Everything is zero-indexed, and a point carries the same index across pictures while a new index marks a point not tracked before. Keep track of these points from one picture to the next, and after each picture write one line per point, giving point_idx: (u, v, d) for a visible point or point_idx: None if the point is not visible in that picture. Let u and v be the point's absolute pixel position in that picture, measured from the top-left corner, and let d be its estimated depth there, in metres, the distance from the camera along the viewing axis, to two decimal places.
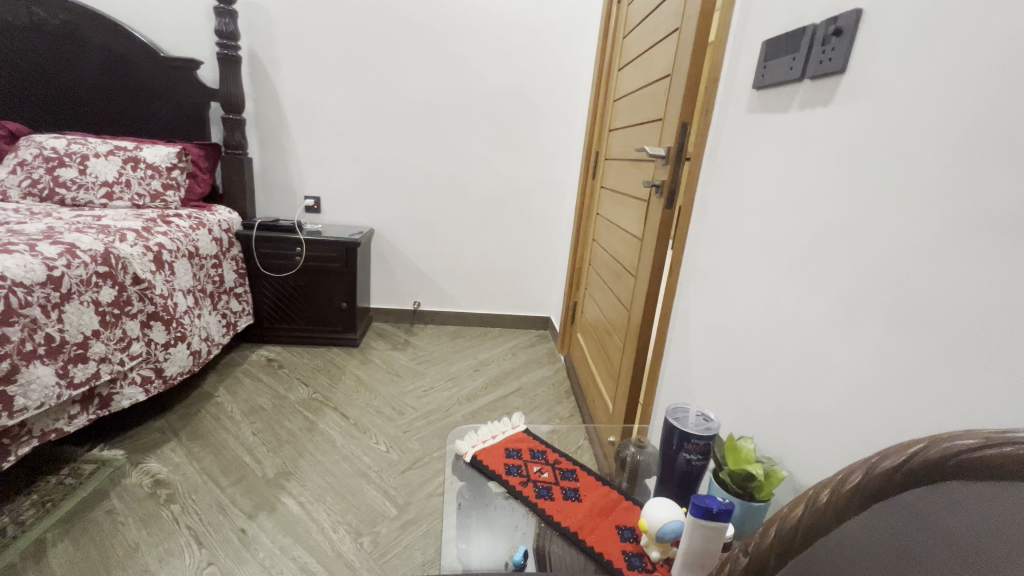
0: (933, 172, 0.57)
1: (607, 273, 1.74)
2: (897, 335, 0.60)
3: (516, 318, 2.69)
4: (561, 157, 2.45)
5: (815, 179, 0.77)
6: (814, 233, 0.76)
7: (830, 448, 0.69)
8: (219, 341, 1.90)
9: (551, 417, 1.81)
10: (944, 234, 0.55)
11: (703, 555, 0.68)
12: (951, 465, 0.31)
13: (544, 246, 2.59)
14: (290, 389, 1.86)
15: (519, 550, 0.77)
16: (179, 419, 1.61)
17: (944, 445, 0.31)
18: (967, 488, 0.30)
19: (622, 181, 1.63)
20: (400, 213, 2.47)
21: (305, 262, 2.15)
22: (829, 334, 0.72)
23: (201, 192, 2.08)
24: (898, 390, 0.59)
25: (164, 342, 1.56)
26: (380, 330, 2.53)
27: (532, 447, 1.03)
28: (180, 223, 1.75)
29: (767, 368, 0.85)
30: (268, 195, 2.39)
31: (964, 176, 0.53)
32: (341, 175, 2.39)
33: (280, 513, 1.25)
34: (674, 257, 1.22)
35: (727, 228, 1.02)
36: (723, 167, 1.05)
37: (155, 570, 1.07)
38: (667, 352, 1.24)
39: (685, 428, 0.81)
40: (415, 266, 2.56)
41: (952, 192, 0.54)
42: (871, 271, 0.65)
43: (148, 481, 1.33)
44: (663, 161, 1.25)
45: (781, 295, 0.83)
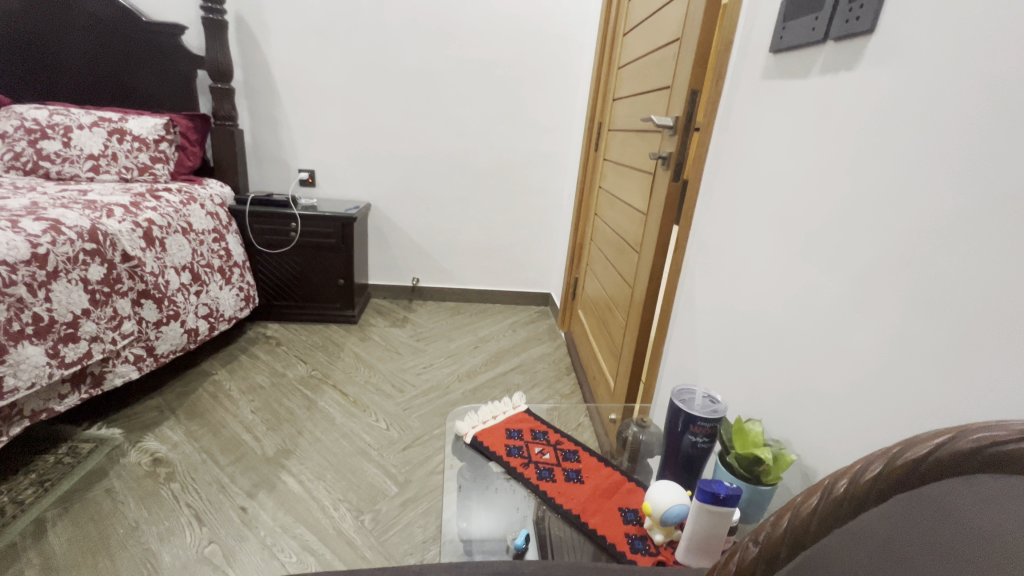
0: (966, 143, 0.52)
1: (609, 249, 1.70)
2: (920, 317, 0.57)
3: (516, 294, 2.66)
4: (562, 128, 2.37)
5: (835, 150, 0.72)
6: (832, 207, 0.72)
7: (842, 432, 0.67)
8: (231, 316, 1.89)
9: (551, 394, 1.80)
10: (976, 210, 0.51)
11: (708, 539, 0.66)
12: (984, 454, 0.35)
13: (544, 221, 2.54)
14: (288, 367, 1.84)
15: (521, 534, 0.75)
16: (176, 397, 1.60)
17: (979, 436, 0.35)
18: (995, 477, 0.34)
19: (627, 153, 1.57)
20: (397, 188, 2.41)
21: (300, 238, 2.11)
22: (845, 314, 0.68)
23: (191, 166, 2.05)
24: (919, 376, 0.56)
25: (155, 321, 1.53)
26: (378, 306, 2.50)
27: (534, 427, 1.02)
28: (171, 198, 1.70)
29: (777, 348, 0.82)
30: (261, 168, 2.32)
31: (1000, 145, 0.49)
32: (336, 147, 2.32)
33: (280, 491, 1.25)
34: (680, 234, 1.18)
35: (738, 203, 0.97)
36: (735, 138, 1.00)
37: (156, 547, 1.07)
38: (672, 330, 1.22)
39: (691, 410, 0.78)
40: (413, 242, 2.52)
41: (987, 164, 0.50)
42: (893, 250, 0.61)
43: (147, 459, 1.32)
44: (670, 131, 1.19)
45: (794, 274, 0.79)
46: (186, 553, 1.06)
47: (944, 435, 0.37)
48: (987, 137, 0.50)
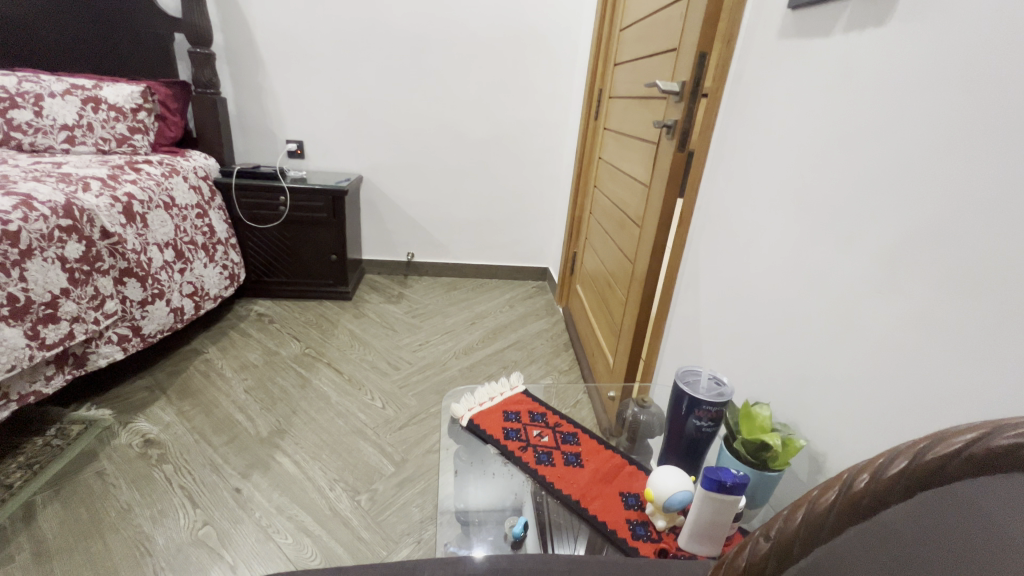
0: (1009, 105, 0.47)
1: (609, 223, 1.65)
2: (945, 299, 0.53)
3: (513, 269, 2.61)
4: (560, 96, 2.27)
5: (859, 117, 0.66)
6: (854, 180, 0.67)
7: (857, 417, 0.64)
8: (216, 295, 1.84)
9: (549, 371, 1.78)
10: (1012, 183, 0.47)
11: (713, 526, 0.64)
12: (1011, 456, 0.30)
13: (542, 193, 2.47)
14: (282, 345, 1.81)
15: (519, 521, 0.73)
16: (167, 377, 1.57)
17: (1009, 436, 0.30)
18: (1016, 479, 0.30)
19: (629, 121, 1.50)
20: (389, 159, 2.32)
21: (290, 212, 2.04)
22: (863, 294, 0.65)
23: (173, 137, 1.97)
24: (945, 360, 0.53)
25: (140, 300, 1.48)
26: (373, 282, 2.45)
27: (532, 409, 0.99)
28: (151, 170, 1.62)
29: (786, 329, 0.79)
30: (247, 139, 2.22)
31: None
32: (324, 116, 2.22)
33: (275, 472, 1.23)
34: (685, 208, 1.13)
35: (748, 175, 0.92)
36: (747, 104, 0.93)
37: (149, 530, 1.05)
38: (674, 307, 1.18)
39: (696, 393, 0.76)
40: (407, 215, 2.45)
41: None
42: (919, 226, 0.57)
43: (139, 441, 1.29)
44: (676, 97, 1.11)
45: (808, 250, 0.75)
46: (180, 535, 1.05)
47: (976, 433, 0.32)
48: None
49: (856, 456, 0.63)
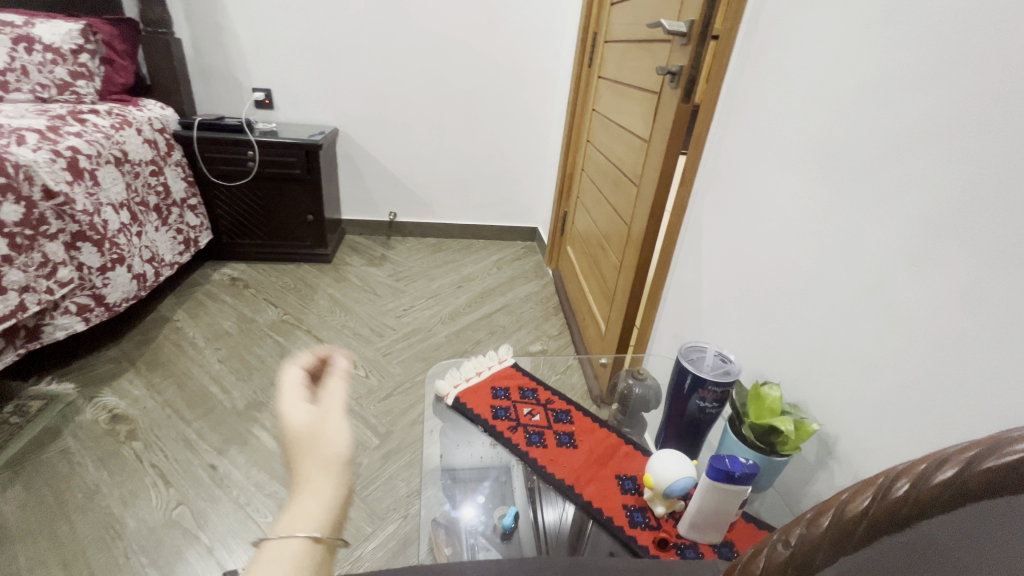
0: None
1: (603, 181, 1.55)
2: (996, 274, 0.47)
3: (501, 229, 2.51)
4: (552, 40, 2.09)
5: (904, 61, 0.57)
6: (894, 135, 0.59)
7: (878, 400, 0.59)
8: (172, 261, 1.72)
9: (539, 336, 1.73)
10: None
11: (716, 514, 0.60)
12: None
13: (531, 148, 2.33)
14: (257, 311, 1.72)
15: (509, 511, 0.69)
16: (136, 347, 1.48)
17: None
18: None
19: (627, 69, 1.36)
20: (366, 111, 2.16)
21: (260, 168, 1.89)
22: (893, 266, 0.58)
23: (124, 83, 1.75)
24: (992, 344, 0.47)
25: (99, 267, 1.37)
26: (354, 243, 2.34)
27: (522, 384, 0.93)
28: (98, 121, 1.46)
29: (800, 301, 0.72)
30: (209, 87, 2.03)
31: None
32: (293, 61, 2.02)
33: (253, 446, 1.18)
34: (688, 166, 1.04)
35: (762, 129, 0.83)
36: (764, 48, 0.83)
37: (119, 512, 1.00)
38: (672, 274, 1.11)
39: (700, 371, 0.71)
40: (388, 172, 2.31)
41: None
42: (976, 188, 0.49)
43: (105, 416, 1.22)
44: (683, 40, 0.98)
45: (828, 215, 0.68)
46: (153, 516, 1.00)
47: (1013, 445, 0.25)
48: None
49: (874, 441, 0.59)
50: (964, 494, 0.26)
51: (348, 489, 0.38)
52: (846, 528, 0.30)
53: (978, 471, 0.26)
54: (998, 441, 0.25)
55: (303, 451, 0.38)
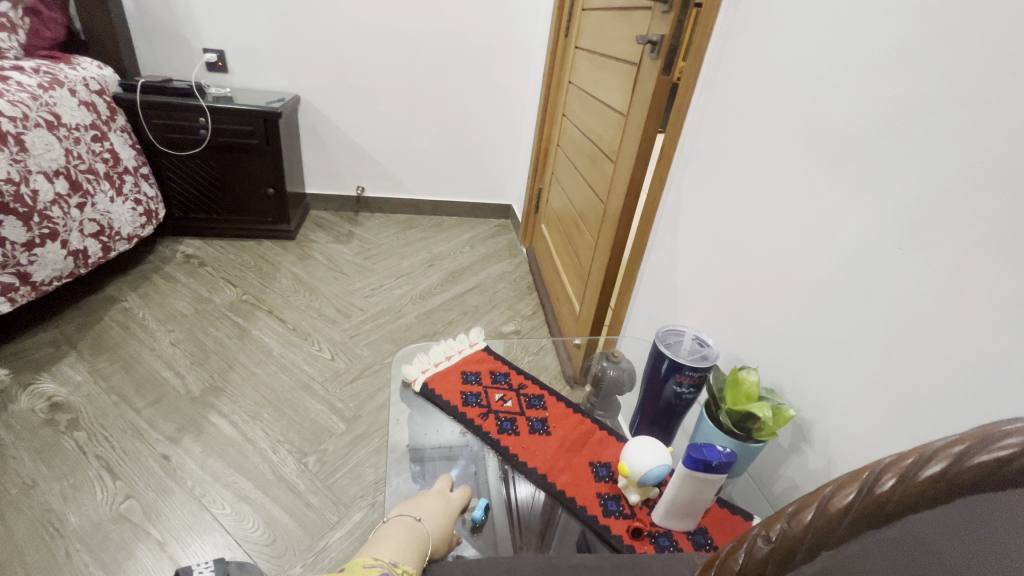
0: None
1: (579, 157, 1.50)
2: (985, 261, 0.45)
3: (474, 206, 2.43)
4: (527, 6, 2.00)
5: (896, 32, 0.54)
6: (883, 112, 0.56)
7: (859, 386, 0.58)
8: (130, 234, 1.60)
9: (512, 316, 1.69)
10: None
11: (692, 502, 0.59)
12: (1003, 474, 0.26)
13: (505, 122, 2.25)
14: (214, 290, 1.62)
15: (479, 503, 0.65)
16: (77, 330, 1.37)
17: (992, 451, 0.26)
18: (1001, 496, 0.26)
19: (605, 38, 1.30)
20: (329, 77, 2.02)
21: (213, 137, 1.76)
22: (880, 248, 0.56)
23: (53, 38, 1.58)
24: (981, 333, 0.46)
25: (25, 243, 1.25)
26: (320, 219, 2.23)
27: (493, 369, 0.90)
28: (23, 79, 1.31)
29: (780, 284, 0.70)
30: (154, 47, 1.86)
31: None
32: (247, 20, 1.87)
33: (209, 434, 1.11)
34: (667, 142, 1.00)
35: (746, 106, 0.79)
36: (750, 17, 0.78)
37: (60, 508, 0.93)
38: (649, 254, 1.09)
39: (678, 356, 0.69)
40: (354, 143, 2.19)
41: None
42: (967, 170, 0.47)
43: (43, 405, 1.13)
44: (664, 7, 0.93)
45: (812, 196, 0.65)
46: (98, 512, 0.93)
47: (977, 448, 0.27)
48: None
49: (851, 426, 0.59)
50: (952, 486, 0.27)
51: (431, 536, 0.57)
52: (832, 519, 0.32)
53: (965, 467, 0.27)
54: (988, 436, 0.27)
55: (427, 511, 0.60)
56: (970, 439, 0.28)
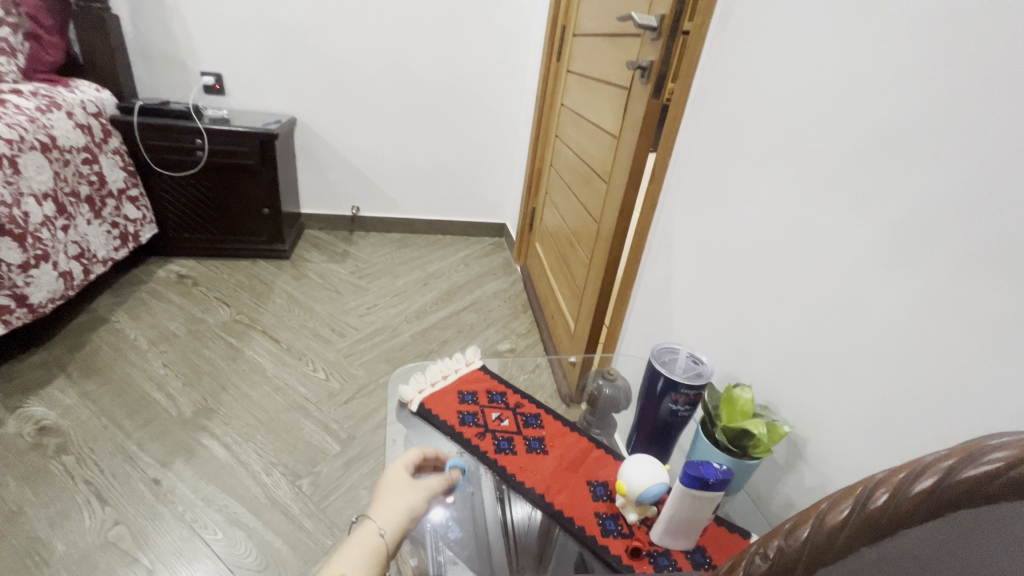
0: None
1: (572, 177, 1.53)
2: (972, 279, 0.47)
3: (468, 225, 2.45)
4: (520, 32, 2.05)
5: (878, 60, 0.57)
6: (867, 135, 0.58)
7: (852, 402, 0.59)
8: (105, 258, 1.58)
9: (507, 335, 1.70)
10: None
11: (688, 521, 0.59)
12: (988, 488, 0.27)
13: (499, 143, 2.29)
14: (207, 310, 1.61)
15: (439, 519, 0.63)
16: (67, 351, 1.35)
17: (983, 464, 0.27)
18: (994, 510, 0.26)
19: (596, 63, 1.34)
20: (326, 100, 2.06)
21: (210, 158, 1.77)
22: (868, 268, 0.58)
23: (52, 62, 1.60)
24: (967, 349, 0.47)
25: (20, 264, 1.25)
26: (314, 238, 2.23)
27: (490, 388, 0.90)
28: (21, 103, 1.32)
29: (772, 302, 0.72)
30: (152, 70, 1.88)
31: None
32: (246, 46, 1.91)
33: (201, 457, 1.10)
34: (658, 163, 1.03)
35: (735, 129, 0.82)
36: (737, 45, 0.82)
37: (46, 535, 0.91)
38: (642, 272, 1.11)
39: (673, 374, 0.69)
40: (349, 164, 2.22)
41: None
42: (947, 195, 0.49)
43: (31, 429, 1.11)
44: (652, 34, 0.96)
45: (801, 217, 0.67)
46: (86, 539, 0.91)
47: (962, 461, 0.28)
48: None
49: (845, 443, 0.59)
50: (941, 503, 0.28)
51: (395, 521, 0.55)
52: (826, 536, 0.33)
53: (954, 481, 0.28)
54: (977, 451, 0.28)
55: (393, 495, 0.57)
56: (961, 454, 0.29)
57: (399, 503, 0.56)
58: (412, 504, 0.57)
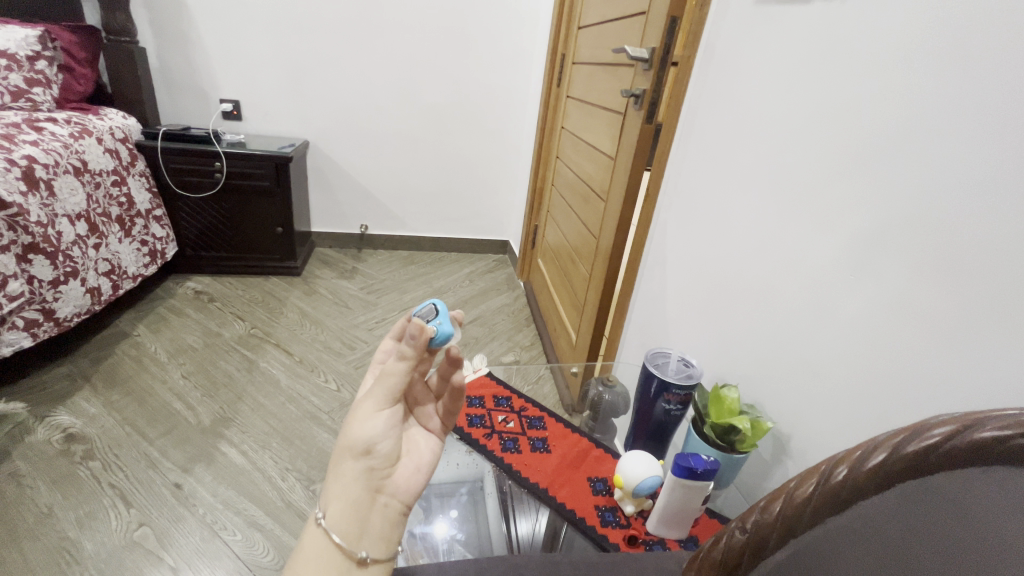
0: (1014, 81, 0.44)
1: (572, 195, 1.61)
2: (921, 283, 0.53)
3: (473, 242, 2.53)
4: (522, 60, 2.16)
5: (837, 91, 0.64)
6: (830, 157, 0.65)
7: (826, 399, 0.64)
8: (135, 274, 1.66)
9: (511, 347, 1.75)
10: (982, 167, 0.47)
11: (681, 509, 0.64)
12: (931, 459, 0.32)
13: (502, 163, 2.38)
14: (223, 325, 1.68)
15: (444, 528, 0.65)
16: (91, 363, 1.42)
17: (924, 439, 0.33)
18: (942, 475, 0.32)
19: (594, 89, 1.43)
20: (337, 124, 2.16)
21: (227, 180, 1.86)
22: (835, 276, 0.64)
23: (83, 92, 1.71)
24: (918, 347, 0.52)
25: (51, 280, 1.32)
26: (325, 256, 2.31)
27: (496, 393, 0.96)
28: (56, 130, 1.42)
29: (756, 310, 0.78)
30: (174, 98, 1.99)
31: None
32: (263, 74, 2.02)
33: (220, 464, 1.15)
34: (652, 183, 1.10)
35: (719, 151, 0.89)
36: (720, 76, 0.89)
37: (75, 535, 0.96)
38: (639, 284, 1.17)
39: (665, 376, 0.75)
40: (359, 184, 2.31)
41: (1007, 115, 0.45)
42: (897, 210, 0.56)
43: (59, 436, 1.17)
44: (645, 65, 1.05)
45: (778, 231, 0.74)
46: (113, 539, 0.96)
47: (900, 436, 0.34)
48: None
49: (822, 437, 0.65)
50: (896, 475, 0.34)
51: (356, 489, 0.47)
52: (796, 508, 0.38)
53: (901, 454, 0.34)
54: (920, 429, 0.33)
55: (342, 462, 0.48)
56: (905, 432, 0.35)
57: (342, 480, 0.47)
58: (361, 460, 0.48)
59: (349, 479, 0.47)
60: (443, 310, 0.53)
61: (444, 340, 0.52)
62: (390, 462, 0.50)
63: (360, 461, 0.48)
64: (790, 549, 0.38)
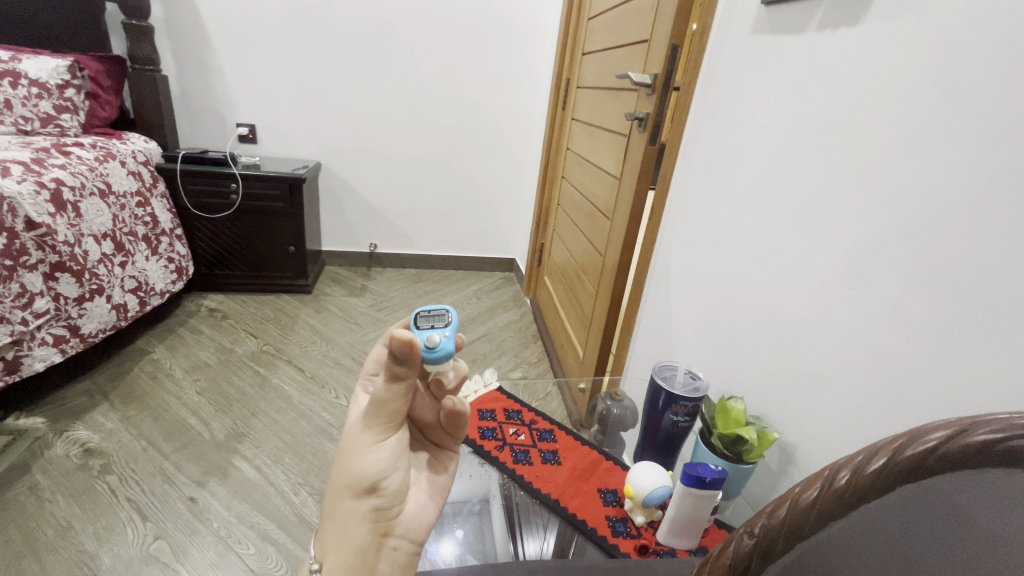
0: (999, 106, 0.48)
1: (578, 214, 1.64)
2: (916, 296, 0.55)
3: (480, 260, 2.57)
4: (527, 84, 2.23)
5: (832, 115, 0.67)
6: (827, 177, 0.68)
7: (830, 409, 0.66)
8: (162, 290, 1.71)
9: (519, 364, 1.77)
10: (971, 187, 0.50)
11: (690, 520, 0.65)
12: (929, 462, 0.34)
13: (509, 183, 2.43)
14: (236, 342, 1.71)
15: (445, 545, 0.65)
16: (108, 380, 1.45)
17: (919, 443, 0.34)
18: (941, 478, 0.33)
19: (599, 112, 1.48)
20: (349, 146, 2.22)
21: (243, 201, 1.92)
22: (834, 290, 0.66)
23: (107, 117, 1.79)
24: (916, 356, 0.55)
25: (76, 297, 1.36)
26: (335, 274, 2.36)
27: (507, 407, 0.99)
28: (82, 154, 1.47)
29: (759, 323, 0.80)
30: (193, 122, 2.07)
31: (1010, 114, 0.46)
32: (278, 99, 2.09)
33: (233, 478, 1.16)
34: (656, 201, 1.14)
35: (721, 171, 0.92)
36: (720, 100, 0.94)
37: (93, 548, 0.97)
38: (645, 300, 1.19)
39: (673, 388, 0.77)
40: (369, 204, 2.36)
41: (994, 137, 0.48)
42: (891, 227, 0.58)
43: (78, 451, 1.19)
44: (648, 90, 1.10)
45: (779, 247, 0.77)
46: (129, 552, 0.97)
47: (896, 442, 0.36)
48: (1022, 106, 0.45)
49: (826, 447, 0.66)
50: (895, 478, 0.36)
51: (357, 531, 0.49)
52: (801, 512, 0.40)
53: (901, 459, 0.35)
54: (915, 434, 0.35)
55: (342, 505, 0.50)
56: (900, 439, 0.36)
57: (343, 524, 0.49)
58: (360, 501, 0.50)
59: (350, 525, 0.49)
60: (453, 321, 0.54)
61: (443, 355, 0.52)
62: (395, 497, 0.52)
63: (361, 502, 0.50)
64: (797, 551, 0.40)
